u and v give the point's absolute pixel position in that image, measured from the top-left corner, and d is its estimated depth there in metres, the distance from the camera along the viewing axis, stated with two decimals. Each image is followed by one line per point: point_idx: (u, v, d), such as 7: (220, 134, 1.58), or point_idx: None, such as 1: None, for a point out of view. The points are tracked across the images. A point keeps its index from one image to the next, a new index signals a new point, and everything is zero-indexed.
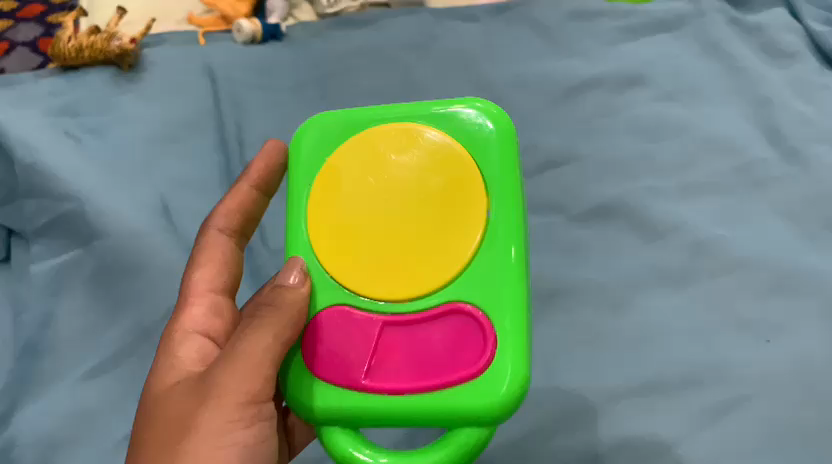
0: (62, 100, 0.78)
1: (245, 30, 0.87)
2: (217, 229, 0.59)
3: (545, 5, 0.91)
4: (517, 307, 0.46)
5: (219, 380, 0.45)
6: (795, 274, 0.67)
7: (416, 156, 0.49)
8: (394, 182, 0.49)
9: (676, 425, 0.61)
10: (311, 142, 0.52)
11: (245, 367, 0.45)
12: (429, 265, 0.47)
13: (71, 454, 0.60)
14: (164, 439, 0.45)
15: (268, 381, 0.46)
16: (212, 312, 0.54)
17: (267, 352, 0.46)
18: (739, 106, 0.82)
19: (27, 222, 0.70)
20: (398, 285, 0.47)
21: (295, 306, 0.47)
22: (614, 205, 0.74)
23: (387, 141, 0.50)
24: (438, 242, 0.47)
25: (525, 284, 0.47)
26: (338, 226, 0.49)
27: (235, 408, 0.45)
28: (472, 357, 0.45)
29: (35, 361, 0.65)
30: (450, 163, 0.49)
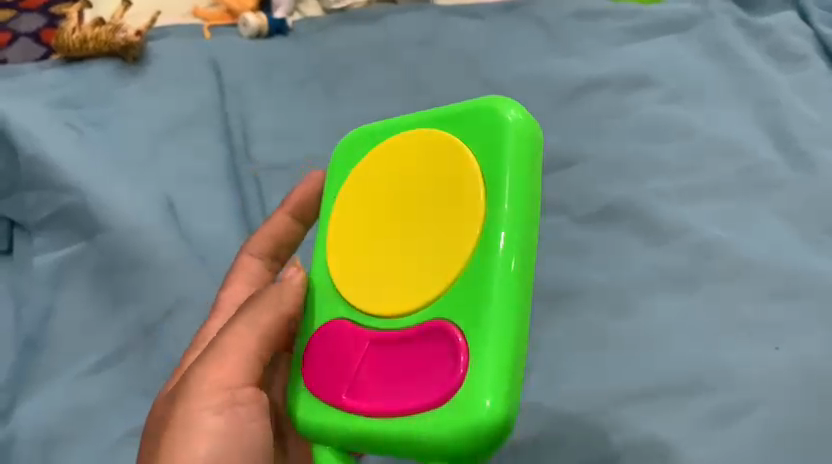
0: (65, 92, 0.77)
1: (251, 24, 0.87)
2: (251, 254, 0.61)
3: (552, 5, 0.91)
4: (502, 334, 0.40)
5: (199, 370, 0.49)
6: (803, 279, 0.67)
7: (424, 162, 0.47)
8: (398, 194, 0.47)
9: (684, 430, 0.60)
10: (339, 161, 0.53)
11: (217, 355, 0.50)
12: (425, 275, 0.44)
13: (69, 453, 0.59)
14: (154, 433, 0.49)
15: (242, 369, 0.49)
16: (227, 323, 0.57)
17: (242, 340, 0.50)
18: (747, 108, 0.82)
19: (29, 216, 0.70)
20: (392, 300, 0.46)
21: (275, 295, 0.50)
22: (622, 207, 0.73)
23: (398, 152, 0.49)
24: (434, 249, 0.44)
25: (517, 309, 0.40)
26: (349, 238, 0.49)
27: (206, 395, 0.48)
28: (443, 381, 0.41)
29: (34, 356, 0.64)
30: (453, 163, 0.45)
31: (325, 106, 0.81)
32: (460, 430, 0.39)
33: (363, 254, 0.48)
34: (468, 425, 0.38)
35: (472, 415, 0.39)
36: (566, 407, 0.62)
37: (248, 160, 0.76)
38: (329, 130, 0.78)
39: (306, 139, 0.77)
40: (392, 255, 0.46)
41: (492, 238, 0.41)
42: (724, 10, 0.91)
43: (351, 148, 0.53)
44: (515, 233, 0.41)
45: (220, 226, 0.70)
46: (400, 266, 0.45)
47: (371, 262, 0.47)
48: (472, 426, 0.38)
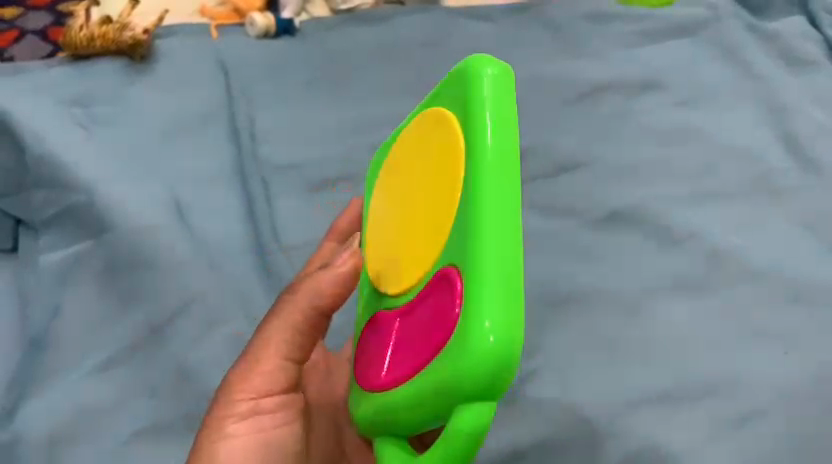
0: (73, 90, 0.77)
1: (258, 24, 0.87)
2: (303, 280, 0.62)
3: (562, 7, 0.90)
4: (485, 267, 0.36)
5: (235, 371, 0.52)
6: (810, 287, 0.68)
7: (425, 142, 0.47)
8: (409, 179, 0.48)
9: (694, 434, 0.60)
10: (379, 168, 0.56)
11: (248, 364, 0.52)
12: (422, 246, 0.43)
13: (76, 452, 0.59)
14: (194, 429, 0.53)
15: (271, 374, 0.51)
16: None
17: (273, 343, 0.51)
18: (757, 113, 0.82)
19: (36, 213, 0.70)
20: (405, 277, 0.45)
21: (310, 290, 0.49)
22: (631, 211, 0.73)
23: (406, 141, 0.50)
24: (428, 220, 0.43)
25: (500, 238, 0.36)
26: (375, 233, 0.51)
27: (236, 400, 0.52)
28: (442, 333, 0.38)
29: (40, 354, 0.63)
30: (442, 131, 0.44)
31: (334, 107, 0.81)
32: (459, 371, 0.35)
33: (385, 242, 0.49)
34: (466, 365, 0.34)
35: (470, 353, 0.34)
36: (577, 412, 0.61)
37: (256, 160, 0.75)
38: (339, 131, 0.79)
39: (315, 141, 0.77)
40: (404, 236, 0.46)
41: (471, 178, 0.38)
42: (733, 14, 0.90)
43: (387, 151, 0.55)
44: (490, 160, 0.38)
45: (229, 229, 0.70)
46: (407, 245, 0.45)
47: (390, 247, 0.48)
48: (475, 367, 0.34)
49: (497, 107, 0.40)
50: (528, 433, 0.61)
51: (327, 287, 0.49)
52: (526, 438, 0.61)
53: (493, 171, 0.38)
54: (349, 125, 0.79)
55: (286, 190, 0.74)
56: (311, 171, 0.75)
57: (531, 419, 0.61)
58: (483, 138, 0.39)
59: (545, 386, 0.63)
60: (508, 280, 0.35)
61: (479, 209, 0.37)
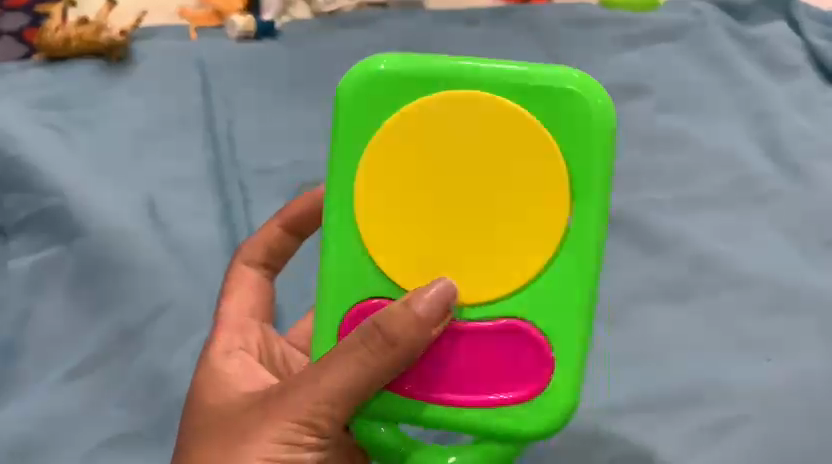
0: (46, 90, 0.75)
1: (238, 26, 0.86)
2: (245, 262, 0.60)
3: (546, 11, 0.90)
4: (579, 318, 0.44)
5: (292, 391, 0.45)
6: (793, 291, 0.67)
7: (494, 139, 0.43)
8: (462, 183, 0.44)
9: (678, 442, 0.59)
10: (364, 102, 0.45)
11: (304, 386, 0.44)
12: (503, 268, 0.44)
13: (45, 460, 0.57)
14: (221, 441, 0.47)
15: (336, 415, 0.44)
16: (233, 328, 0.57)
17: (345, 383, 0.43)
18: (740, 119, 0.81)
19: (5, 217, 0.67)
20: (470, 291, 0.45)
21: (412, 343, 0.42)
22: (615, 217, 0.73)
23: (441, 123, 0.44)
24: (517, 249, 0.44)
25: (590, 289, 0.44)
26: (391, 221, 0.45)
27: (282, 425, 0.44)
28: (528, 368, 0.44)
29: (11, 361, 0.62)
30: (543, 154, 0.43)
31: (315, 109, 0.79)
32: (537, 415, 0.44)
33: (416, 240, 0.45)
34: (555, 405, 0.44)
35: (555, 400, 0.44)
36: None
37: (234, 164, 0.74)
38: (320, 135, 0.77)
39: (296, 145, 0.76)
40: (466, 240, 0.44)
41: (575, 238, 0.44)
42: (718, 19, 0.90)
43: (378, 84, 0.45)
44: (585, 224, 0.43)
45: (207, 232, 0.68)
46: (477, 251, 0.44)
47: (436, 240, 0.45)
48: (559, 407, 0.44)
49: (602, 163, 0.43)
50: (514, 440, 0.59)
51: (412, 332, 0.42)
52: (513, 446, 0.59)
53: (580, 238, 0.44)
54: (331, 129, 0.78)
55: (265, 193, 0.72)
56: (291, 175, 0.74)
57: None
58: (595, 198, 0.43)
59: None
60: (572, 328, 0.44)
61: (573, 276, 0.44)
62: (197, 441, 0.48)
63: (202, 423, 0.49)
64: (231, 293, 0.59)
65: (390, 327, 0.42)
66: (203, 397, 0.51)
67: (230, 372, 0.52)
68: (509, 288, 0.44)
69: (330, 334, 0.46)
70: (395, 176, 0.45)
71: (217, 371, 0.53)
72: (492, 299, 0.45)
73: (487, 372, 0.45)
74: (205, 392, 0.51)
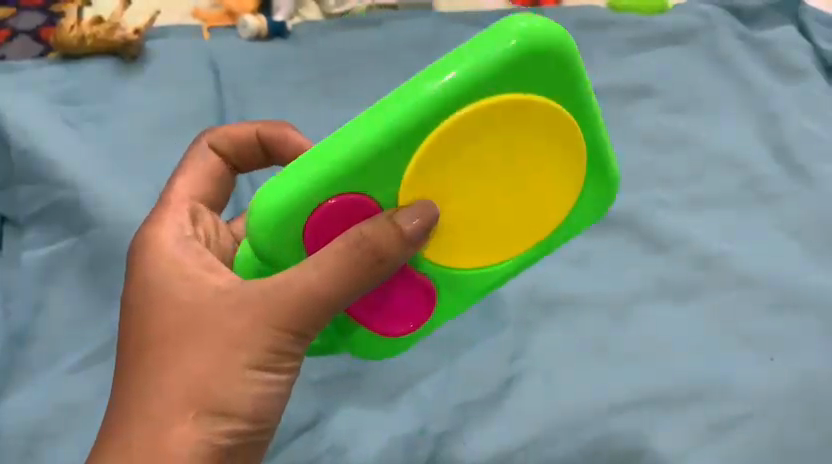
0: (61, 87, 0.77)
1: (250, 27, 0.86)
2: (210, 144, 0.59)
3: (554, 12, 0.90)
4: (469, 303, 0.51)
5: (273, 299, 0.43)
6: (797, 292, 0.67)
7: (550, 153, 0.44)
8: (507, 186, 0.44)
9: (679, 439, 0.59)
10: (512, 73, 0.40)
11: (289, 294, 0.43)
12: (486, 250, 0.48)
13: (53, 447, 0.58)
14: (190, 352, 0.44)
15: (319, 321, 0.44)
16: (190, 214, 0.53)
17: (334, 292, 0.43)
18: (745, 121, 0.82)
19: (19, 209, 0.69)
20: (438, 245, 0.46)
21: (401, 260, 0.43)
22: (619, 215, 0.73)
23: (529, 131, 0.42)
24: (494, 243, 0.48)
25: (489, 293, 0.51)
26: (437, 169, 0.42)
27: (267, 334, 0.44)
28: (421, 313, 0.49)
29: (23, 350, 0.63)
30: (570, 183, 0.47)
31: (325, 108, 0.80)
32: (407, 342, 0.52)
33: (445, 195, 0.43)
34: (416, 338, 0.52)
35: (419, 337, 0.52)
36: (565, 413, 0.60)
37: None
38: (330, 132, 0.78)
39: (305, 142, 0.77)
40: (483, 221, 0.45)
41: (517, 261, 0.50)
42: (726, 23, 0.90)
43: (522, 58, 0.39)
44: (533, 257, 0.51)
45: None
46: (481, 232, 0.46)
47: (458, 213, 0.44)
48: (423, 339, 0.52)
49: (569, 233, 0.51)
50: (513, 433, 0.59)
51: (400, 245, 0.42)
52: (512, 441, 0.59)
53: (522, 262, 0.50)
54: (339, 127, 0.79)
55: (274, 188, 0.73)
56: None
57: (517, 423, 0.60)
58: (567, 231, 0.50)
59: (529, 385, 0.62)
60: (462, 303, 0.51)
61: (494, 278, 0.50)
62: (155, 354, 0.45)
63: (160, 333, 0.45)
64: (186, 176, 0.57)
65: (381, 243, 0.42)
66: (157, 307, 0.46)
67: (187, 265, 0.48)
68: (468, 263, 0.48)
69: (295, 214, 0.41)
70: (470, 147, 0.41)
71: (170, 261, 0.48)
72: (450, 262, 0.48)
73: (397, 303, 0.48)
74: (157, 296, 0.47)
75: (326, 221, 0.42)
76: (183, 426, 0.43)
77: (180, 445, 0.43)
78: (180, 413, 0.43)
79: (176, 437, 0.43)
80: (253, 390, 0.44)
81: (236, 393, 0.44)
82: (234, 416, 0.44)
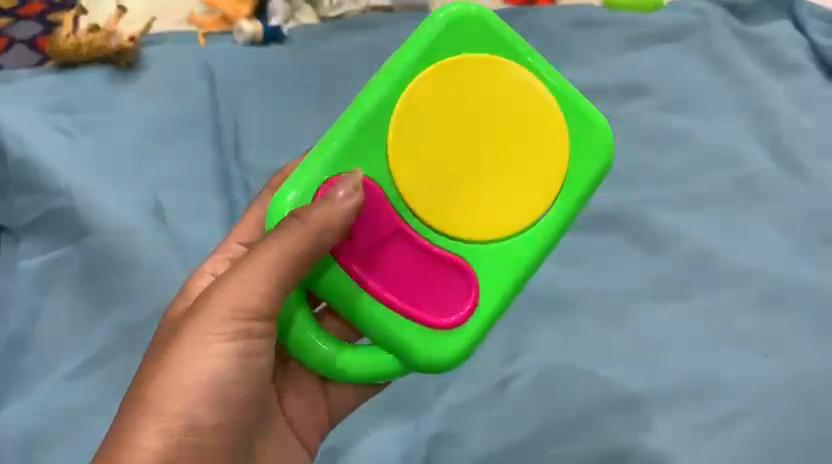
0: (57, 95, 0.77)
1: (246, 31, 0.88)
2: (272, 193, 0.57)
3: (548, 12, 0.90)
4: (500, 293, 0.49)
5: (217, 290, 0.45)
6: (794, 288, 0.67)
7: (519, 105, 0.49)
8: (483, 136, 0.48)
9: (674, 438, 0.59)
10: (446, 41, 0.48)
11: (237, 281, 0.45)
12: (494, 218, 0.49)
13: (50, 453, 0.59)
14: (152, 354, 0.46)
15: (264, 298, 0.44)
16: (228, 259, 0.56)
17: (268, 264, 0.44)
18: (741, 118, 0.82)
19: (18, 218, 0.70)
20: (444, 220, 0.48)
21: (333, 225, 0.43)
22: (615, 214, 0.73)
23: (486, 83, 0.48)
24: (499, 209, 0.49)
25: (517, 284, 0.49)
26: (414, 134, 0.47)
27: (213, 320, 0.45)
28: (455, 304, 0.47)
29: (21, 355, 0.63)
30: (555, 139, 0.49)
31: (321, 112, 0.81)
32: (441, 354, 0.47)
33: (429, 156, 0.47)
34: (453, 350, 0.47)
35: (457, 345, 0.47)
36: (561, 413, 0.60)
37: (239, 162, 0.76)
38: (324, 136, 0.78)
39: (300, 146, 0.77)
40: (477, 181, 0.48)
41: (534, 236, 0.49)
42: (721, 20, 0.90)
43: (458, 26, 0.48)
44: (550, 231, 0.50)
45: (211, 231, 0.70)
46: (480, 194, 0.48)
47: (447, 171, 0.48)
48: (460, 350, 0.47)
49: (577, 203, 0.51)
50: (507, 434, 0.59)
51: (334, 216, 0.43)
52: (506, 442, 0.59)
53: (540, 238, 0.50)
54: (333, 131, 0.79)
55: None
56: None
57: (511, 423, 0.60)
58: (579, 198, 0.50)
59: (525, 385, 0.62)
60: (490, 294, 0.48)
61: (515, 256, 0.49)
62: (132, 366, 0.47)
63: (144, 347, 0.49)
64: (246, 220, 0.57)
65: (312, 213, 0.43)
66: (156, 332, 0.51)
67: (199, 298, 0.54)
68: (481, 239, 0.49)
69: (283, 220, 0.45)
70: (435, 106, 0.47)
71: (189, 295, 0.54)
72: (461, 240, 0.48)
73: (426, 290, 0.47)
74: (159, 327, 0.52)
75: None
76: (138, 422, 0.43)
77: (125, 437, 0.43)
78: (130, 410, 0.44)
79: (130, 436, 0.43)
80: (204, 376, 0.45)
81: (180, 384, 0.44)
82: (185, 406, 0.44)
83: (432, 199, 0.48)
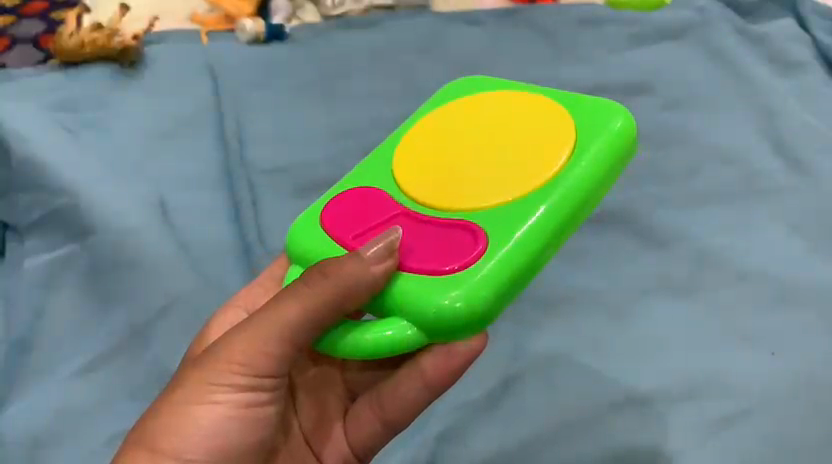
0: (60, 95, 0.77)
1: (249, 30, 0.87)
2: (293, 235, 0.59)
3: (550, 12, 0.90)
4: (520, 242, 0.44)
5: (232, 338, 0.45)
6: (798, 287, 0.67)
7: (519, 111, 0.53)
8: (484, 135, 0.51)
9: (679, 437, 0.59)
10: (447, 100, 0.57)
11: (254, 333, 0.44)
12: (504, 184, 0.47)
13: (54, 453, 0.59)
14: (165, 388, 0.46)
15: (274, 352, 0.44)
16: (258, 291, 0.57)
17: (283, 318, 0.43)
18: (745, 115, 0.81)
19: (20, 217, 0.69)
20: (454, 199, 0.48)
21: (351, 283, 0.42)
22: (617, 213, 0.73)
23: (484, 106, 0.54)
24: (508, 177, 0.48)
25: (541, 238, 0.45)
26: (423, 151, 0.52)
27: (226, 370, 0.44)
28: (465, 252, 0.44)
29: (24, 354, 0.63)
30: (557, 118, 0.51)
31: (324, 110, 0.81)
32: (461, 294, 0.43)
33: (434, 160, 0.51)
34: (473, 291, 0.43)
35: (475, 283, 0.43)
36: (565, 413, 0.60)
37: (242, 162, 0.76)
38: (328, 135, 0.79)
39: (305, 145, 0.77)
40: (482, 164, 0.50)
41: (552, 190, 0.46)
42: (725, 18, 0.90)
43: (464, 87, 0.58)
44: (570, 185, 0.47)
45: (215, 231, 0.70)
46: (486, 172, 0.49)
47: (451, 163, 0.50)
48: (479, 290, 0.43)
49: (596, 164, 0.48)
50: (509, 433, 0.60)
51: (357, 279, 0.43)
52: (511, 442, 0.59)
53: (559, 193, 0.46)
54: (337, 129, 0.79)
55: (274, 192, 0.73)
56: (298, 173, 0.75)
57: (516, 423, 0.60)
58: (594, 161, 0.48)
59: (529, 385, 0.62)
60: (512, 243, 0.44)
61: (532, 204, 0.46)
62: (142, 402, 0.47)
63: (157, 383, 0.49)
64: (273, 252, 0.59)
65: (335, 267, 0.43)
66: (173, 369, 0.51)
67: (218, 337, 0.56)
68: (493, 204, 0.47)
69: (298, 237, 0.49)
70: (438, 130, 0.53)
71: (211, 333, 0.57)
72: (472, 211, 0.47)
73: (438, 250, 0.45)
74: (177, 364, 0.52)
75: (340, 204, 0.49)
76: (134, 457, 0.44)
77: None
78: (138, 449, 0.44)
79: None
80: (208, 426, 0.45)
81: (189, 431, 0.44)
82: (191, 452, 0.44)
83: (439, 187, 0.49)
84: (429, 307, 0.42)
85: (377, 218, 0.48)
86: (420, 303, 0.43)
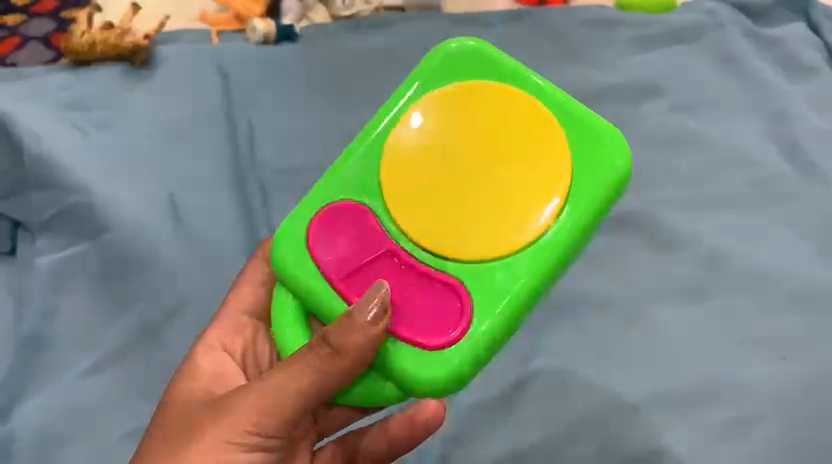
0: (72, 94, 0.77)
1: (259, 30, 0.87)
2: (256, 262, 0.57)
3: (562, 13, 0.90)
4: (502, 307, 0.43)
5: (247, 395, 0.44)
6: (812, 289, 0.67)
7: (512, 119, 0.46)
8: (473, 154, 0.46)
9: (692, 439, 0.59)
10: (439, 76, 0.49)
11: (268, 395, 0.44)
12: (492, 237, 0.44)
13: (68, 452, 0.59)
14: (182, 436, 0.46)
15: (287, 415, 0.44)
16: (233, 328, 0.55)
17: (297, 389, 0.43)
18: (756, 119, 0.81)
19: (32, 215, 0.69)
20: (443, 243, 0.45)
21: (359, 353, 0.42)
22: (631, 216, 0.73)
23: (474, 102, 0.47)
24: (496, 228, 0.44)
25: (524, 297, 0.43)
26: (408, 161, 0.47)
27: (242, 431, 0.44)
28: (448, 321, 0.43)
29: (36, 353, 0.63)
30: (552, 149, 0.45)
31: (335, 111, 0.81)
32: (448, 368, 0.42)
33: (420, 182, 0.46)
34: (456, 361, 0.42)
35: (458, 355, 0.42)
36: (576, 415, 0.60)
37: (253, 160, 0.76)
38: (339, 136, 0.79)
39: (316, 145, 0.78)
40: (471, 200, 0.45)
41: (539, 249, 0.44)
42: (734, 21, 0.90)
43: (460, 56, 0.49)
44: (557, 238, 0.44)
45: (226, 231, 0.70)
46: (471, 213, 0.45)
47: (439, 186, 0.46)
48: (462, 360, 0.42)
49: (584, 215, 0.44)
50: (521, 436, 0.60)
51: (361, 345, 0.42)
52: (522, 444, 0.59)
53: (545, 249, 0.44)
54: (348, 130, 0.79)
55: (283, 194, 0.74)
56: (308, 175, 0.75)
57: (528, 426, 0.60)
58: (584, 210, 0.44)
59: (541, 388, 0.62)
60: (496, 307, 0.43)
61: (519, 262, 0.44)
62: (154, 447, 0.48)
63: (164, 427, 0.48)
64: (245, 283, 0.56)
65: (341, 338, 0.42)
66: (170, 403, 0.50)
67: (205, 370, 0.52)
68: (480, 257, 0.44)
69: (287, 259, 0.46)
70: (424, 131, 0.47)
71: (193, 367, 0.52)
72: (459, 260, 0.45)
73: (426, 315, 0.44)
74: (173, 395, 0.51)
75: (332, 231, 0.46)
76: None
77: None
78: None
79: None
80: None
81: None
82: None
83: (428, 223, 0.46)
84: (425, 384, 0.42)
85: (368, 255, 0.45)
86: (419, 378, 0.43)
